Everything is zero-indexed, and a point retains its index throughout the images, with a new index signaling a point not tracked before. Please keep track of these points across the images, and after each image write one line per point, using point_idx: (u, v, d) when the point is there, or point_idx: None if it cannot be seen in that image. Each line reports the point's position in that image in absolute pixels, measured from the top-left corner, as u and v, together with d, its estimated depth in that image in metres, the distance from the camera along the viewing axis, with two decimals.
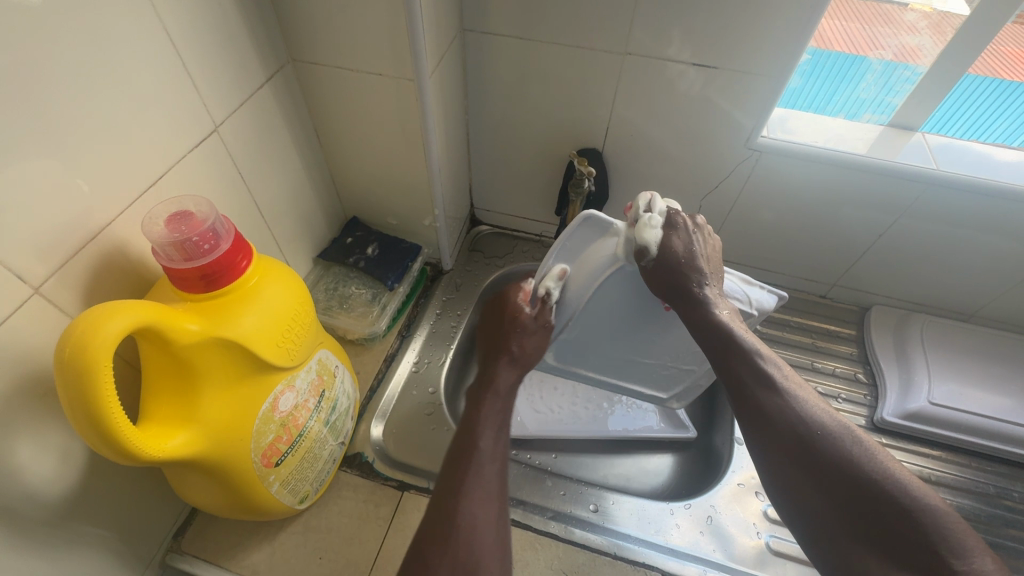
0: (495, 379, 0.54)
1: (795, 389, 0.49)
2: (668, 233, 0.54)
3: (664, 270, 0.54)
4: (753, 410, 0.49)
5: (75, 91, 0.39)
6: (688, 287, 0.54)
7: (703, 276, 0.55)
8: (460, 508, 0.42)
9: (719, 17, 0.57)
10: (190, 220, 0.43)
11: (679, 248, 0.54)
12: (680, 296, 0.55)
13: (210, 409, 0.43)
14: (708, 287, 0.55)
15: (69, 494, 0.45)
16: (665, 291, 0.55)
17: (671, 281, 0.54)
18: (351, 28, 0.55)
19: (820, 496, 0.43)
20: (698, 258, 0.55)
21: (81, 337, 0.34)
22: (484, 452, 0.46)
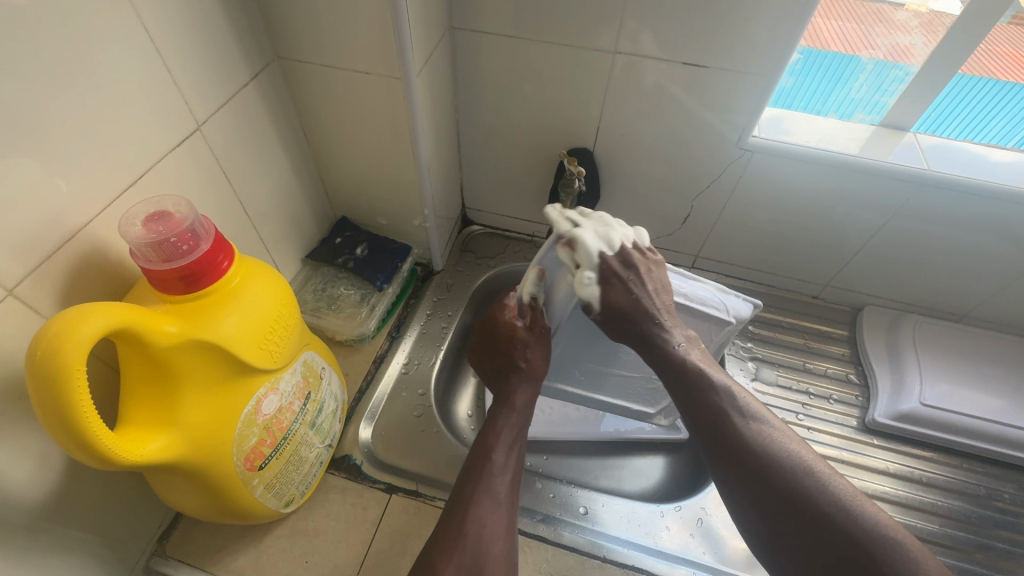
0: (511, 398, 0.59)
1: (759, 425, 0.48)
2: (608, 287, 0.53)
3: (614, 318, 0.55)
4: (718, 446, 0.49)
5: (51, 89, 0.38)
6: (637, 330, 0.55)
7: (652, 319, 0.54)
8: (469, 518, 0.48)
9: (710, 16, 0.56)
10: (169, 220, 0.42)
11: (621, 297, 0.54)
12: (637, 341, 0.55)
13: (190, 413, 0.43)
14: (664, 327, 0.54)
15: (47, 499, 0.44)
16: (614, 330, 0.56)
17: (622, 327, 0.55)
18: (337, 26, 0.54)
19: (774, 526, 0.44)
20: (643, 303, 0.54)
21: (53, 340, 0.33)
22: (496, 463, 0.52)
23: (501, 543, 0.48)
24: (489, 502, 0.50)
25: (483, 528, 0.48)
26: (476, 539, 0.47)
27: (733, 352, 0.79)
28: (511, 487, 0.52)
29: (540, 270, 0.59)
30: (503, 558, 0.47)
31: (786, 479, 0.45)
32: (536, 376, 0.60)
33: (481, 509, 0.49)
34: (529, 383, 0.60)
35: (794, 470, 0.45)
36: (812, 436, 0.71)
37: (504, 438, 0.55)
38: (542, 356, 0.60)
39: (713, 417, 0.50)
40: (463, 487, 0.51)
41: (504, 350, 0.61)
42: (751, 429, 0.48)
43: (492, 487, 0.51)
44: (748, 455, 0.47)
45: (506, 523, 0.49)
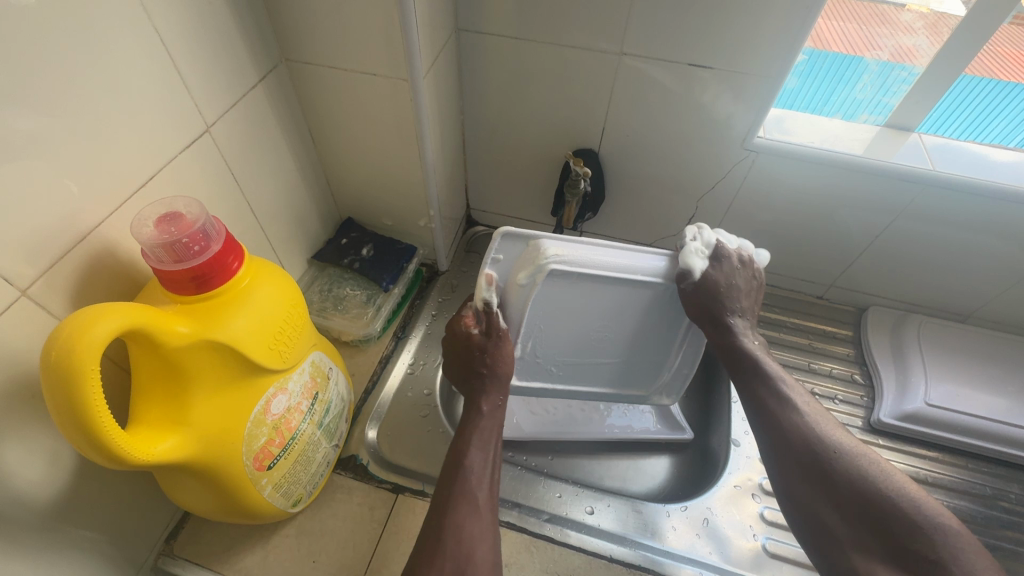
0: (478, 403, 0.59)
1: (811, 413, 0.55)
2: (710, 266, 0.57)
3: (706, 295, 0.57)
4: (772, 428, 0.56)
5: (65, 92, 0.38)
6: (721, 315, 0.58)
7: (736, 310, 0.59)
8: (447, 522, 0.49)
9: (716, 18, 0.57)
10: (180, 221, 0.42)
11: (721, 279, 0.57)
12: (712, 324, 0.59)
13: (201, 413, 0.43)
14: (740, 319, 0.60)
15: (58, 498, 0.44)
16: (699, 312, 0.58)
17: (705, 306, 0.57)
18: (345, 28, 0.55)
19: (817, 500, 0.51)
20: (737, 291, 0.58)
21: (68, 341, 0.33)
22: (472, 468, 0.53)
23: (484, 543, 0.48)
24: (468, 506, 0.50)
25: (462, 531, 0.48)
26: (456, 543, 0.48)
27: None
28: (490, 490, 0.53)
29: (491, 274, 0.55)
30: (488, 557, 0.48)
31: (832, 464, 0.51)
32: (503, 380, 0.60)
33: (459, 514, 0.50)
34: (496, 389, 0.59)
35: (842, 456, 0.51)
36: None
37: (477, 443, 0.56)
38: (505, 358, 0.59)
39: (772, 402, 0.57)
40: (442, 493, 0.52)
41: (466, 360, 0.60)
42: (806, 417, 0.55)
43: (469, 492, 0.52)
44: (800, 438, 0.54)
45: (486, 525, 0.50)
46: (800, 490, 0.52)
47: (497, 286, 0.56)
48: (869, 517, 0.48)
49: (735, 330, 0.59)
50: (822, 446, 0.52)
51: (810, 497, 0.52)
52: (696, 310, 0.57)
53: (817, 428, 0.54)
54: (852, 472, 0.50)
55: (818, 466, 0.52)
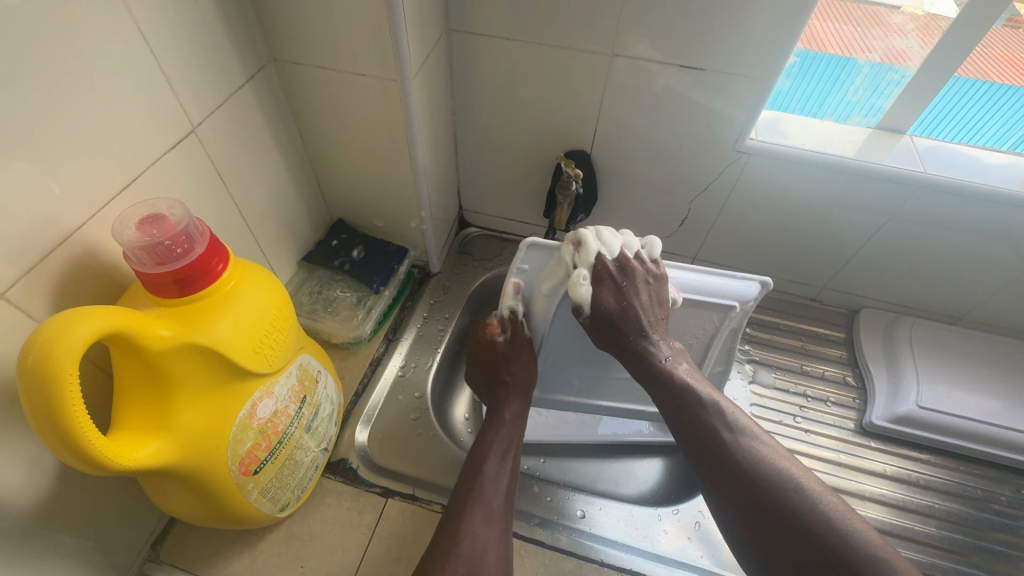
0: (501, 411, 0.60)
1: (742, 440, 0.50)
2: (598, 289, 0.56)
3: (601, 322, 0.57)
4: (708, 465, 0.50)
5: (44, 91, 0.38)
6: (625, 338, 0.57)
7: (642, 330, 0.57)
8: (463, 526, 0.49)
9: (707, 18, 0.56)
10: (162, 223, 0.42)
11: (614, 302, 0.55)
12: (620, 348, 0.58)
13: (186, 417, 0.42)
14: (653, 340, 0.57)
15: (40, 504, 0.44)
16: (603, 336, 0.58)
17: (608, 332, 0.57)
18: (333, 28, 0.54)
19: (758, 540, 0.46)
20: (636, 312, 0.56)
21: (45, 345, 0.33)
22: (488, 474, 0.53)
23: (495, 552, 0.48)
24: (482, 514, 0.50)
25: (476, 539, 0.48)
26: (469, 549, 0.47)
27: (730, 355, 0.79)
28: (505, 498, 0.53)
29: (516, 282, 0.61)
30: (498, 567, 0.47)
31: (773, 498, 0.46)
32: (525, 389, 0.62)
33: (473, 521, 0.49)
34: (518, 396, 0.61)
35: (778, 484, 0.47)
36: (810, 439, 0.71)
37: (496, 450, 0.56)
38: (528, 368, 0.62)
39: (699, 433, 0.52)
40: (458, 498, 0.52)
41: (491, 366, 0.63)
42: (735, 443, 0.50)
43: (484, 498, 0.51)
44: (734, 473, 0.48)
45: (498, 534, 0.50)
46: (741, 531, 0.47)
47: (523, 296, 0.61)
48: (820, 553, 0.43)
49: (650, 354, 0.57)
50: (756, 477, 0.47)
51: (754, 540, 0.46)
52: (603, 338, 0.58)
53: (752, 455, 0.49)
54: (791, 504, 0.45)
55: (756, 504, 0.46)
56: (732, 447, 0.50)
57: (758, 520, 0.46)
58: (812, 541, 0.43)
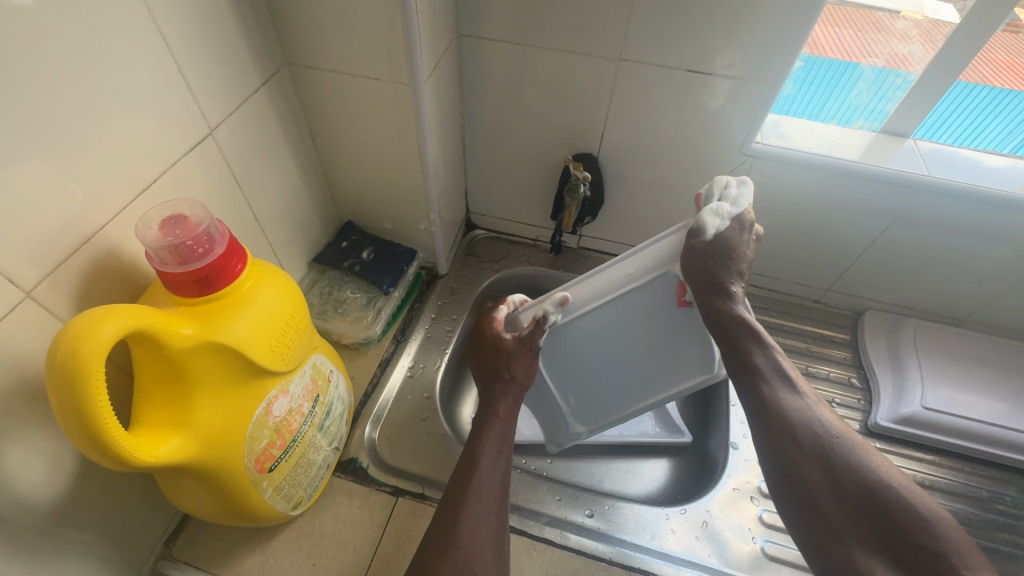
0: (495, 406, 0.60)
1: (807, 398, 0.51)
2: (731, 228, 0.53)
3: (713, 254, 0.52)
4: (765, 415, 0.51)
5: (68, 94, 0.39)
6: (721, 275, 0.53)
7: (737, 272, 0.54)
8: (462, 519, 0.49)
9: (714, 23, 0.57)
10: (184, 224, 0.43)
11: (734, 243, 0.53)
12: (713, 288, 0.52)
13: (205, 414, 0.43)
14: (737, 285, 0.54)
15: (59, 501, 0.44)
16: (696, 274, 0.52)
17: (710, 267, 0.52)
18: (347, 33, 0.55)
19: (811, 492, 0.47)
20: (738, 254, 0.54)
21: (73, 342, 0.34)
22: (485, 468, 0.53)
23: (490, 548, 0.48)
24: (478, 508, 0.50)
25: (474, 534, 0.48)
26: (468, 540, 0.47)
27: None
28: (499, 493, 0.53)
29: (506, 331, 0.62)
30: (495, 562, 0.48)
31: (834, 450, 0.47)
32: (522, 387, 0.61)
33: (472, 516, 0.49)
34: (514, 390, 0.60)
35: (841, 442, 0.48)
36: None
37: (492, 446, 0.56)
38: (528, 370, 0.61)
39: (761, 386, 0.52)
40: (453, 491, 0.52)
41: (485, 368, 0.62)
42: (797, 402, 0.51)
43: (482, 494, 0.51)
44: (792, 426, 0.49)
45: (494, 530, 0.50)
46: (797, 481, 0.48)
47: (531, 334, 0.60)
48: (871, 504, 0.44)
49: (734, 297, 0.54)
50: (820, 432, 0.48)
51: (806, 488, 0.47)
52: (696, 273, 0.52)
53: (813, 416, 0.50)
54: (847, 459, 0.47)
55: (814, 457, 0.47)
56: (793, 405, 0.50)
57: (814, 472, 0.47)
58: (862, 497, 0.45)
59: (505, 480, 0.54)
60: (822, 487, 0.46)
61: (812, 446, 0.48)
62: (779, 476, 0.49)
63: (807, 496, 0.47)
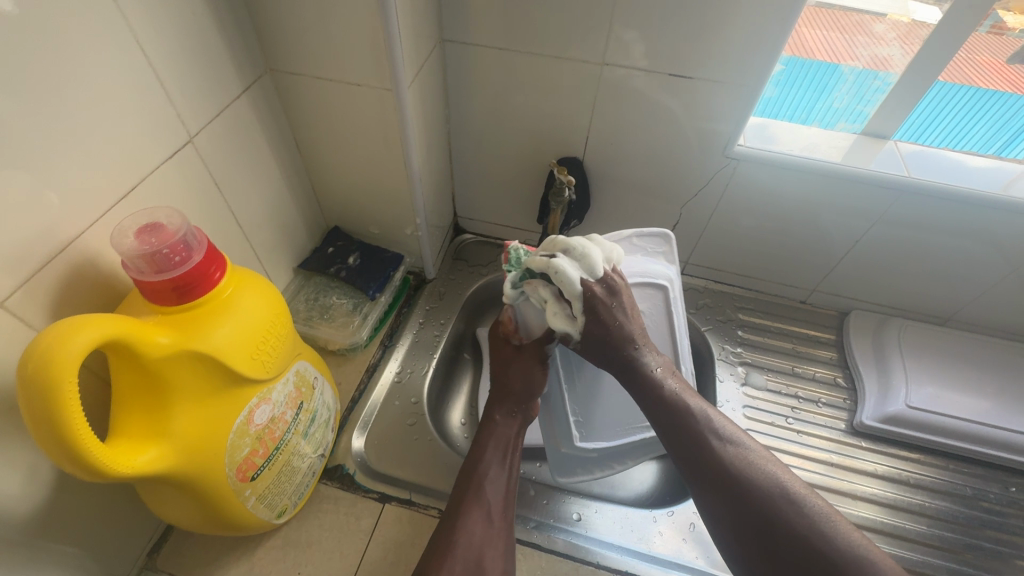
0: (492, 414, 0.60)
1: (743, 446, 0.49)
2: (591, 318, 0.53)
3: (595, 344, 0.54)
4: (702, 476, 0.48)
5: (43, 100, 0.38)
6: (618, 352, 0.54)
7: (634, 341, 0.54)
8: (460, 525, 0.50)
9: (693, 28, 0.58)
10: (161, 232, 0.42)
11: (610, 321, 0.53)
12: (619, 368, 0.55)
13: (183, 423, 0.43)
14: (643, 353, 0.54)
15: (37, 513, 0.44)
16: (600, 355, 0.55)
17: (603, 351, 0.54)
18: (328, 40, 0.55)
19: (761, 552, 0.44)
20: (626, 325, 0.54)
21: (45, 352, 0.33)
22: (488, 473, 0.54)
23: (493, 549, 0.49)
24: (479, 511, 0.51)
25: (472, 536, 0.49)
26: (466, 546, 0.48)
27: (723, 357, 0.80)
28: (504, 495, 0.54)
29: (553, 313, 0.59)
30: (497, 563, 0.49)
31: (764, 505, 0.45)
32: (519, 400, 0.60)
33: (470, 520, 0.50)
34: (513, 398, 0.60)
35: (770, 489, 0.46)
36: (802, 439, 0.72)
37: (494, 450, 0.56)
38: (534, 377, 0.60)
39: (691, 441, 0.50)
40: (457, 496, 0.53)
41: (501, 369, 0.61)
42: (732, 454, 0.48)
43: (482, 496, 0.52)
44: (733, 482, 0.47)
45: (495, 532, 0.51)
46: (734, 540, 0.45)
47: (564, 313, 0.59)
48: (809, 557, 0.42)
49: (644, 365, 0.54)
50: (745, 484, 0.46)
51: (747, 548, 0.45)
52: (598, 357, 0.55)
53: (738, 462, 0.47)
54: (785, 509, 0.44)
55: (745, 513, 0.45)
56: (719, 455, 0.48)
57: (745, 529, 0.45)
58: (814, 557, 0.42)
59: (512, 482, 0.55)
60: (755, 544, 0.44)
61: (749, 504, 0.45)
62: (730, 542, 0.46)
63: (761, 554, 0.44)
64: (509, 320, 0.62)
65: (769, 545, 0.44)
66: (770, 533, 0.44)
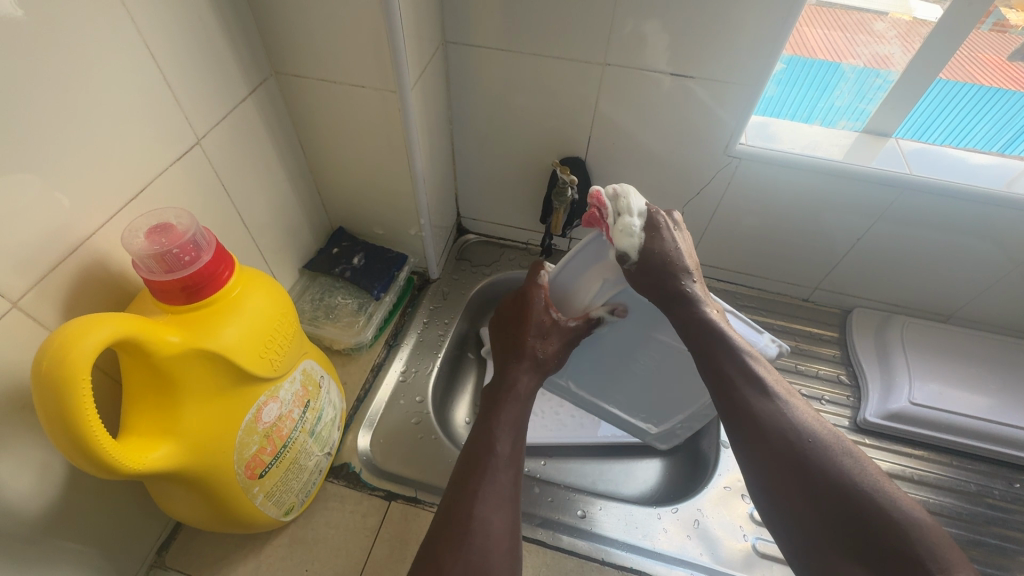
0: (516, 385, 0.60)
1: (783, 392, 0.51)
2: (651, 236, 0.55)
3: (648, 269, 0.55)
4: (741, 411, 0.51)
5: (56, 104, 0.39)
6: (670, 283, 0.55)
7: (688, 273, 0.56)
8: (474, 513, 0.48)
9: (693, 28, 0.58)
10: (170, 232, 0.43)
11: (662, 249, 0.55)
12: (669, 296, 0.56)
13: (192, 421, 0.43)
14: (692, 283, 0.56)
15: (50, 510, 0.44)
16: (649, 282, 0.55)
17: (654, 278, 0.55)
18: (333, 43, 0.56)
19: (794, 488, 0.47)
20: (681, 254, 0.56)
21: (59, 351, 0.34)
22: (500, 458, 0.53)
23: (503, 543, 0.47)
24: (494, 498, 0.50)
25: (487, 529, 0.47)
26: (482, 535, 0.47)
27: None
28: (514, 483, 0.52)
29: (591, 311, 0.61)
30: (508, 556, 0.47)
31: (810, 454, 0.47)
32: (541, 368, 0.61)
33: (486, 508, 0.49)
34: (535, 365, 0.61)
35: (815, 440, 0.48)
36: None
37: (507, 428, 0.56)
38: (552, 349, 0.61)
39: (736, 381, 0.52)
40: (465, 483, 0.51)
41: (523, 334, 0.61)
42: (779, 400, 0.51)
43: (495, 484, 0.51)
44: (772, 422, 0.49)
45: (510, 520, 0.49)
46: (774, 487, 0.48)
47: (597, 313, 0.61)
48: (851, 502, 0.44)
49: (694, 299, 0.56)
50: (794, 432, 0.48)
51: (784, 488, 0.47)
52: (647, 288, 0.56)
53: (790, 415, 0.50)
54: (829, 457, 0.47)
55: (791, 462, 0.47)
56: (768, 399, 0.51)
57: (788, 476, 0.47)
58: (847, 501, 0.44)
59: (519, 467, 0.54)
60: (796, 491, 0.47)
61: (787, 445, 0.48)
62: (760, 473, 0.49)
63: (795, 488, 0.47)
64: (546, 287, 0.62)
65: (806, 490, 0.46)
66: (807, 478, 0.46)
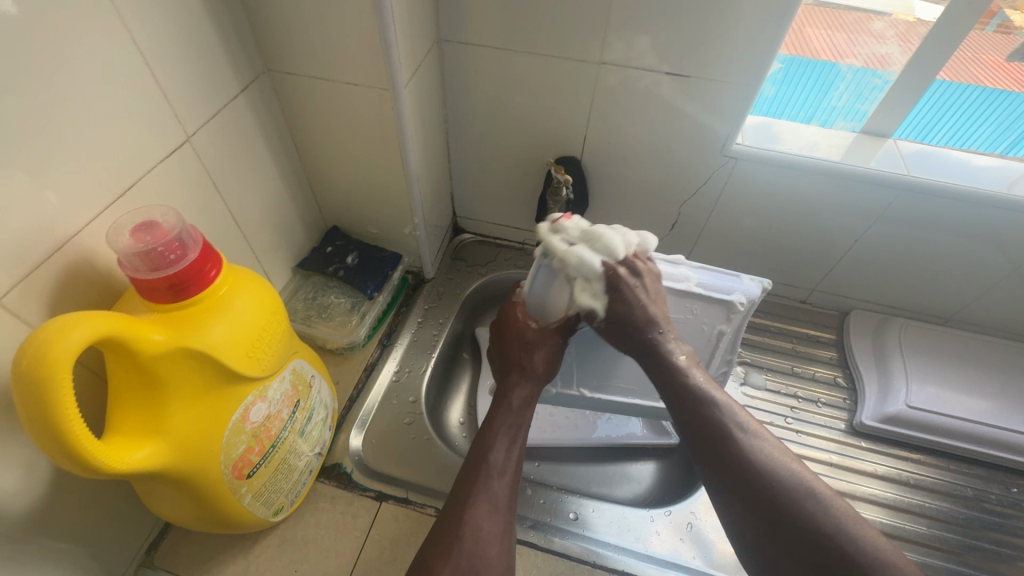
0: (507, 396, 0.58)
1: (751, 437, 0.51)
2: (613, 296, 0.57)
3: (615, 325, 0.59)
4: (712, 459, 0.51)
5: (44, 101, 0.39)
6: (641, 335, 0.58)
7: (657, 327, 0.57)
8: (466, 519, 0.48)
9: (689, 27, 0.58)
10: (156, 230, 0.43)
11: (631, 304, 0.57)
12: (640, 350, 0.58)
13: (178, 421, 0.43)
14: (665, 335, 0.58)
15: (36, 508, 0.44)
16: (619, 336, 0.59)
17: (623, 330, 0.58)
18: (325, 40, 0.55)
19: (766, 536, 0.47)
20: (650, 308, 0.57)
21: (40, 349, 0.34)
22: (493, 465, 0.52)
23: (497, 546, 0.48)
24: (487, 504, 0.50)
25: (480, 531, 0.48)
26: (473, 541, 0.47)
27: None
28: (509, 489, 0.52)
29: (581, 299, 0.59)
30: (500, 560, 0.47)
31: (774, 489, 0.47)
32: (536, 379, 0.60)
33: (478, 513, 0.49)
34: (528, 377, 0.59)
35: (784, 486, 0.47)
36: (802, 439, 0.72)
37: (503, 438, 0.54)
38: (540, 358, 0.60)
39: (706, 430, 0.52)
40: (463, 487, 0.51)
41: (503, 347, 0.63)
42: (746, 444, 0.50)
43: (489, 490, 0.50)
44: (741, 470, 0.49)
45: (502, 527, 0.49)
46: (742, 524, 0.48)
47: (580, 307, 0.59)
48: (811, 540, 0.44)
49: (665, 349, 0.57)
50: (761, 479, 0.48)
51: (756, 535, 0.47)
52: (619, 338, 0.59)
53: (758, 460, 0.49)
54: (796, 501, 0.46)
55: (756, 496, 0.48)
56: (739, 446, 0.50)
57: (760, 525, 0.47)
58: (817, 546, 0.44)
59: (516, 473, 0.53)
60: (768, 539, 0.46)
61: (755, 493, 0.48)
62: (733, 521, 0.49)
63: (767, 537, 0.46)
64: (524, 302, 0.63)
65: (778, 538, 0.46)
66: (777, 523, 0.46)
